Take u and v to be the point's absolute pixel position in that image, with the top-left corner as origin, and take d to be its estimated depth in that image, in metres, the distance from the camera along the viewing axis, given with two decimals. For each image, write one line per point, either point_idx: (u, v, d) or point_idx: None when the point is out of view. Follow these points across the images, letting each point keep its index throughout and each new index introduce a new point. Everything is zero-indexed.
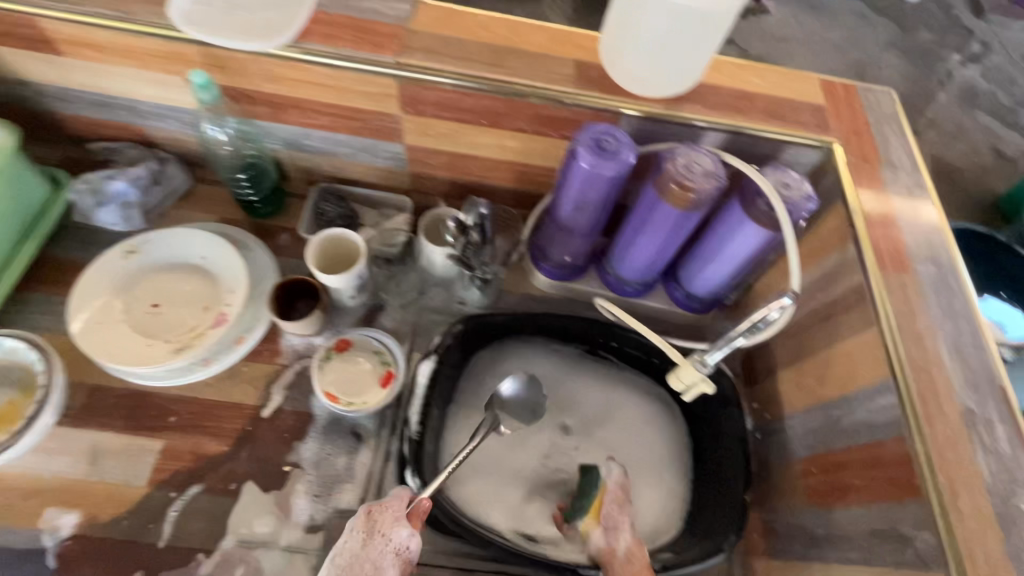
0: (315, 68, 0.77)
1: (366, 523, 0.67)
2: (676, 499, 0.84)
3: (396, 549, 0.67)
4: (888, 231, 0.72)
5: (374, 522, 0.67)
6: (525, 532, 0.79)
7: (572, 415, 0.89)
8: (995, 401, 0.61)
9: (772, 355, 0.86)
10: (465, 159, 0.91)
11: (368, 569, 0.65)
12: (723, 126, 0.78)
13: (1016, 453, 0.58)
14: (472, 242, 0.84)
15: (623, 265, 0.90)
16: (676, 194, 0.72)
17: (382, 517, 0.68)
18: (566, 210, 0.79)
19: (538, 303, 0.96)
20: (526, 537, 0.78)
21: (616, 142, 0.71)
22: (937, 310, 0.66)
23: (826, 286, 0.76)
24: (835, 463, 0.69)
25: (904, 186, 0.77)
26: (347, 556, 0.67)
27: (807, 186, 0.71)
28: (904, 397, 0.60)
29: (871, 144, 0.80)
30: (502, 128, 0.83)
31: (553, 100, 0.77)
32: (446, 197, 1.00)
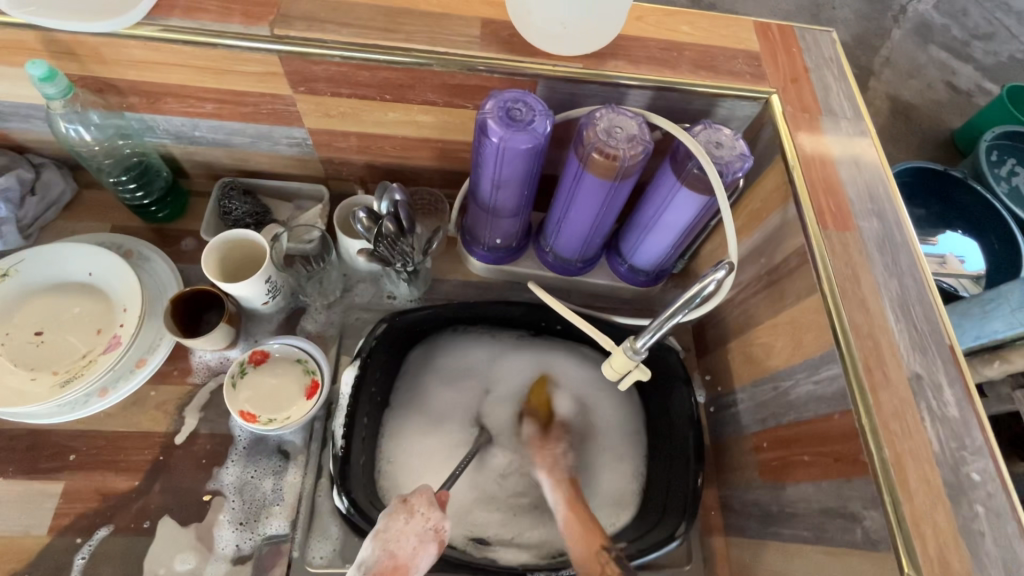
0: (181, 49, 0.67)
1: (403, 511, 0.61)
2: (631, 479, 0.80)
3: (436, 526, 0.61)
4: (830, 186, 0.66)
5: (411, 501, 0.62)
6: (474, 536, 0.75)
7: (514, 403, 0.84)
8: (943, 362, 0.57)
9: (721, 325, 0.82)
10: (377, 140, 0.82)
11: (410, 546, 0.59)
12: (649, 82, 0.71)
13: (965, 416, 0.54)
14: (386, 233, 0.74)
15: (560, 242, 0.83)
16: (601, 162, 0.65)
17: (418, 501, 0.62)
18: (485, 189, 0.72)
19: (476, 290, 0.91)
20: (476, 542, 0.74)
21: (528, 110, 0.63)
22: (882, 269, 0.62)
23: (769, 250, 0.71)
24: (785, 438, 0.65)
25: (845, 135, 0.71)
26: (383, 537, 0.59)
27: (741, 142, 0.65)
28: (848, 369, 0.56)
29: (810, 91, 0.74)
30: (410, 102, 0.75)
31: (459, 66, 0.69)
32: (365, 182, 0.91)
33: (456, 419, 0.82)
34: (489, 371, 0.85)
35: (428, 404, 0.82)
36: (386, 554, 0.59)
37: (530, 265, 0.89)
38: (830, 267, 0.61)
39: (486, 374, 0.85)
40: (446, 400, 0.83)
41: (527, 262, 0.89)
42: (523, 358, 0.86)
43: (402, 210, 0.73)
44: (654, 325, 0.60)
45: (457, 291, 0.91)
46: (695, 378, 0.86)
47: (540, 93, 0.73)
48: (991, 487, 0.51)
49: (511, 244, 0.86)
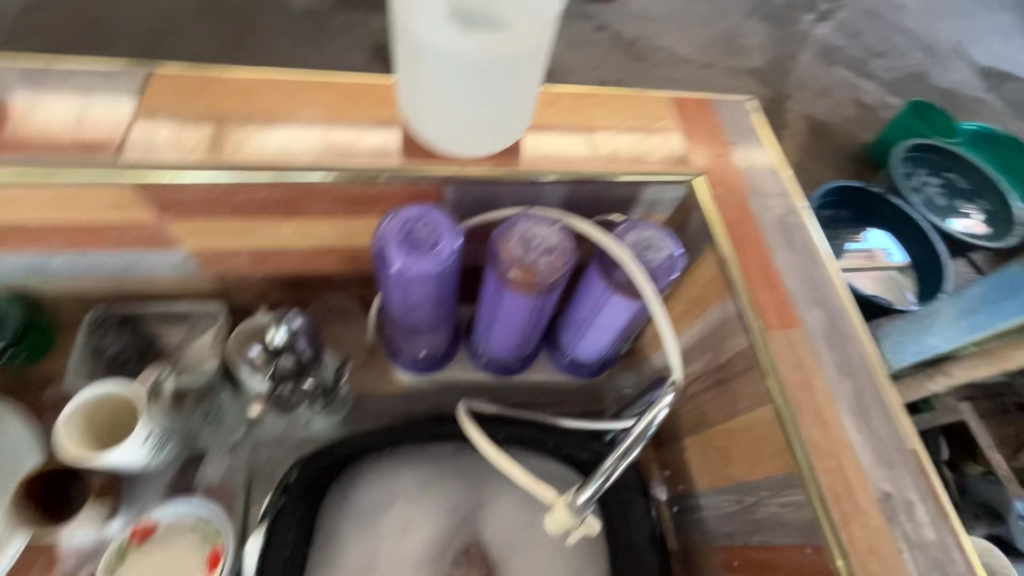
0: (8, 188, 0.56)
1: None
2: None
3: None
4: (768, 275, 0.62)
5: None
6: None
7: (449, 535, 0.76)
8: (911, 474, 0.52)
9: (674, 418, 0.75)
10: (272, 254, 0.72)
11: None
12: (565, 176, 0.65)
13: (942, 538, 0.49)
14: (282, 371, 0.65)
15: (492, 346, 0.75)
16: (518, 279, 0.57)
17: None
18: (396, 311, 0.63)
19: (406, 401, 0.81)
20: None
21: (431, 229, 0.55)
22: (833, 368, 0.57)
23: (715, 345, 0.65)
24: (758, 562, 0.59)
25: (776, 213, 0.67)
26: None
27: (670, 242, 0.59)
28: (814, 499, 0.50)
29: (736, 168, 0.70)
30: (302, 216, 0.66)
31: (350, 177, 0.61)
32: (266, 295, 0.79)
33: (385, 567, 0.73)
34: (420, 498, 0.76)
35: (352, 554, 0.73)
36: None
37: (463, 368, 0.80)
38: (779, 375, 0.56)
39: (417, 502, 0.76)
40: (371, 546, 0.73)
41: (459, 365, 0.80)
42: (457, 476, 0.78)
43: (299, 342, 0.65)
44: (603, 471, 0.54)
45: (385, 408, 0.79)
46: (654, 474, 0.78)
47: (450, 195, 0.65)
48: None
49: (439, 351, 0.77)
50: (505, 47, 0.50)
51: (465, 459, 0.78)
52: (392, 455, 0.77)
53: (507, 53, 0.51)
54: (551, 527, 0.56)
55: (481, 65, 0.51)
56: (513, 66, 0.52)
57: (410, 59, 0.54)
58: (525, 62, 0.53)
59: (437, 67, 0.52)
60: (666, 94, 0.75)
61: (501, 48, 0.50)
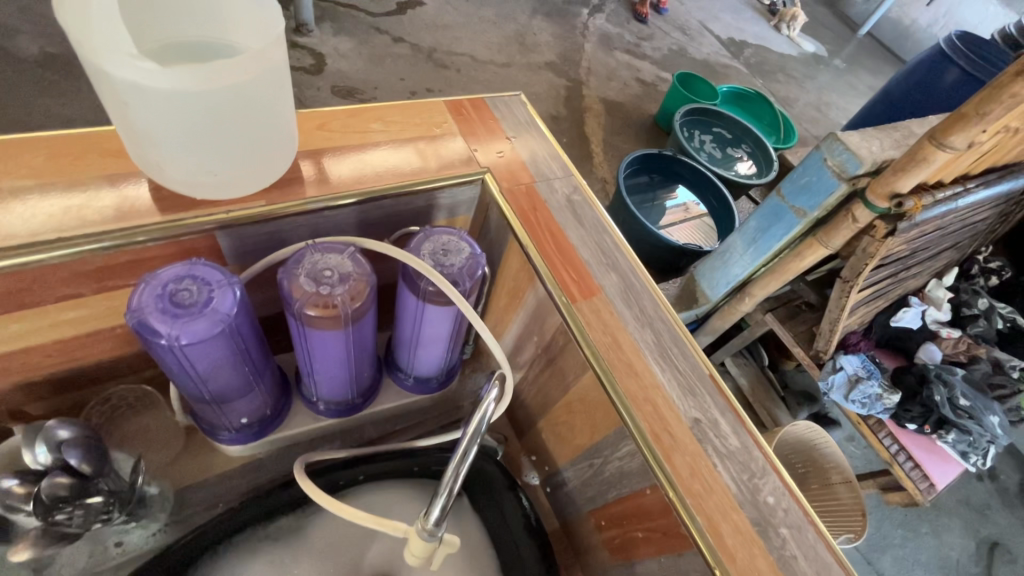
0: None
1: None
2: None
3: None
4: (564, 252, 0.66)
5: None
6: None
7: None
8: (711, 396, 0.59)
9: (526, 406, 0.77)
10: (14, 359, 0.58)
11: None
12: (349, 197, 0.62)
13: (744, 442, 0.57)
14: (54, 497, 0.51)
15: (324, 389, 0.70)
16: (318, 316, 0.54)
17: None
18: (190, 384, 0.55)
19: (245, 476, 0.72)
20: None
21: (201, 286, 0.49)
22: (634, 323, 0.63)
23: (538, 329, 0.68)
24: (617, 515, 0.63)
25: (562, 193, 0.72)
26: None
27: (467, 242, 0.61)
28: (641, 445, 0.55)
29: (521, 162, 0.73)
30: (39, 305, 0.54)
31: (92, 247, 0.51)
32: (23, 408, 0.64)
33: None
34: None
35: None
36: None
37: (303, 422, 0.72)
38: (590, 341, 0.60)
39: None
40: None
41: (297, 420, 0.72)
42: (320, 555, 0.70)
43: (70, 454, 0.52)
44: (447, 482, 0.52)
45: (218, 491, 0.70)
46: (523, 463, 0.80)
47: (225, 242, 0.59)
48: (785, 503, 0.54)
49: (265, 412, 0.69)
50: (234, 72, 0.46)
51: (319, 530, 0.71)
52: (229, 555, 0.66)
53: (240, 76, 0.46)
54: (410, 557, 0.54)
55: (212, 95, 0.46)
56: (251, 90, 0.48)
57: (114, 101, 0.45)
58: (262, 84, 0.49)
59: (154, 105, 0.44)
60: (440, 100, 0.77)
61: (231, 74, 0.46)
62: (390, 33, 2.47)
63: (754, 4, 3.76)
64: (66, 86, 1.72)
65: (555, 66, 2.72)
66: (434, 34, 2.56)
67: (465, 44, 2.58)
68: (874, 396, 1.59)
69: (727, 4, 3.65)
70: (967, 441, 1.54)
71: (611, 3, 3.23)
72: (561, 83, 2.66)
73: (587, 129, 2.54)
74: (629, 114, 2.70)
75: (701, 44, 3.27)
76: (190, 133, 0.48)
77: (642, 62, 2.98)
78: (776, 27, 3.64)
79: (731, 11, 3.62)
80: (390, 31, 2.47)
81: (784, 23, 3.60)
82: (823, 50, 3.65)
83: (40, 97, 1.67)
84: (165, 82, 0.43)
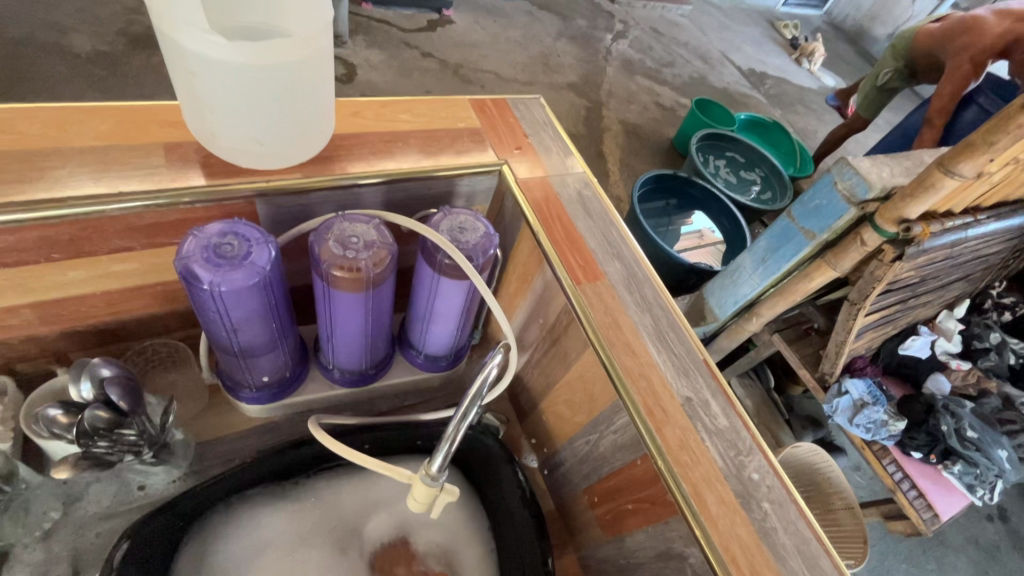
0: None
1: None
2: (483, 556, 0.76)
3: None
4: (571, 239, 0.71)
5: None
6: None
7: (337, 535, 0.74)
8: (703, 378, 0.63)
9: (529, 390, 0.81)
10: (66, 306, 0.64)
11: None
12: (377, 177, 0.67)
13: (732, 422, 0.60)
14: (93, 427, 0.56)
15: (341, 357, 0.74)
16: (343, 277, 0.59)
17: None
18: (223, 333, 0.61)
19: (262, 435, 0.76)
20: None
21: (241, 242, 0.55)
22: (634, 307, 0.67)
23: (544, 311, 0.72)
24: (611, 489, 0.66)
25: (573, 187, 0.77)
26: None
27: (483, 223, 0.66)
28: (635, 416, 0.58)
29: (536, 155, 0.79)
30: (94, 255, 0.60)
31: (146, 203, 0.57)
32: (66, 354, 0.69)
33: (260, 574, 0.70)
34: (289, 538, 0.72)
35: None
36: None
37: (317, 389, 0.76)
38: (591, 320, 0.64)
39: (283, 543, 0.71)
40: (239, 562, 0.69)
41: (313, 386, 0.76)
42: (322, 508, 0.74)
43: (111, 390, 0.57)
44: (449, 437, 0.55)
45: (235, 447, 0.74)
46: (523, 445, 0.83)
47: (263, 210, 0.65)
48: (769, 480, 0.57)
49: (285, 374, 0.74)
50: (287, 51, 0.52)
51: (328, 491, 0.75)
52: (244, 505, 0.70)
53: (292, 57, 0.53)
54: (412, 505, 0.59)
55: (267, 71, 0.52)
56: (299, 69, 0.55)
57: (184, 72, 0.53)
58: (311, 65, 0.56)
59: (217, 76, 0.52)
60: (466, 98, 0.83)
61: (284, 52, 0.52)
62: (419, 48, 2.58)
63: (777, 38, 3.84)
64: (113, 82, 1.83)
65: (577, 86, 2.81)
66: (462, 51, 2.67)
67: (490, 62, 2.68)
68: (878, 421, 1.58)
69: (750, 37, 3.74)
70: (972, 474, 1.51)
71: (635, 30, 3.33)
72: (582, 103, 2.74)
73: (605, 148, 2.61)
74: (646, 136, 2.77)
75: (722, 73, 3.35)
76: (247, 106, 0.55)
77: (662, 87, 3.06)
78: (796, 61, 3.71)
79: (753, 42, 3.70)
80: (420, 46, 2.58)
81: (805, 57, 3.67)
82: (843, 84, 3.69)
83: (89, 90, 1.78)
84: (229, 54, 0.50)
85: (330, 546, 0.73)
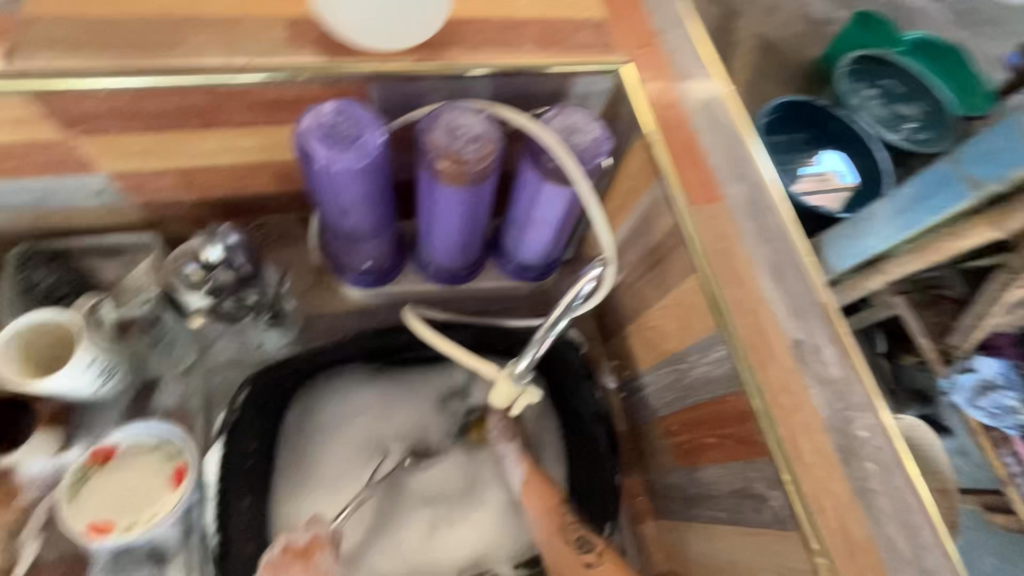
0: None
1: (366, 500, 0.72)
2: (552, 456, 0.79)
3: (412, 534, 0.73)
4: (691, 154, 0.64)
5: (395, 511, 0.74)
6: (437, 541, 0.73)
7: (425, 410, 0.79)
8: (820, 323, 0.56)
9: (618, 312, 0.79)
10: (200, 175, 0.69)
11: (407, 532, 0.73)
12: (489, 68, 0.63)
13: (846, 374, 0.54)
14: (220, 285, 0.64)
15: (436, 254, 0.75)
16: (448, 170, 0.58)
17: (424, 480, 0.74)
18: (333, 214, 0.64)
19: (360, 318, 0.81)
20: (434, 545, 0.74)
21: (353, 123, 0.55)
22: (752, 236, 0.60)
23: (647, 230, 0.68)
24: (693, 420, 0.64)
25: (702, 95, 0.68)
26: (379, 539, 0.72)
27: (596, 125, 0.61)
28: (734, 350, 0.54)
29: (662, 56, 0.70)
30: (223, 126, 0.63)
31: (269, 76, 0.59)
32: (200, 220, 0.77)
33: (359, 431, 0.77)
34: (381, 407, 0.78)
35: (325, 427, 0.76)
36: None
37: (411, 282, 0.79)
38: (701, 244, 0.58)
39: (377, 410, 0.78)
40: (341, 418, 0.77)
41: (408, 279, 0.80)
42: (409, 388, 0.80)
43: (236, 255, 0.64)
44: (537, 341, 0.55)
45: (336, 324, 0.80)
46: (604, 365, 0.82)
47: (374, 95, 0.64)
48: (878, 441, 0.52)
49: (384, 263, 0.77)
50: None
51: (415, 375, 0.81)
52: (341, 376, 0.78)
53: None
54: (494, 400, 0.62)
55: None
56: None
57: None
58: None
59: None
60: None
61: None
62: None
63: None
64: None
65: None
66: None
67: None
68: None
69: None
70: None
71: None
72: None
73: None
74: None
75: None
76: None
77: None
78: None
79: None
80: None
81: None
82: None
83: None
84: None
85: (416, 423, 0.78)
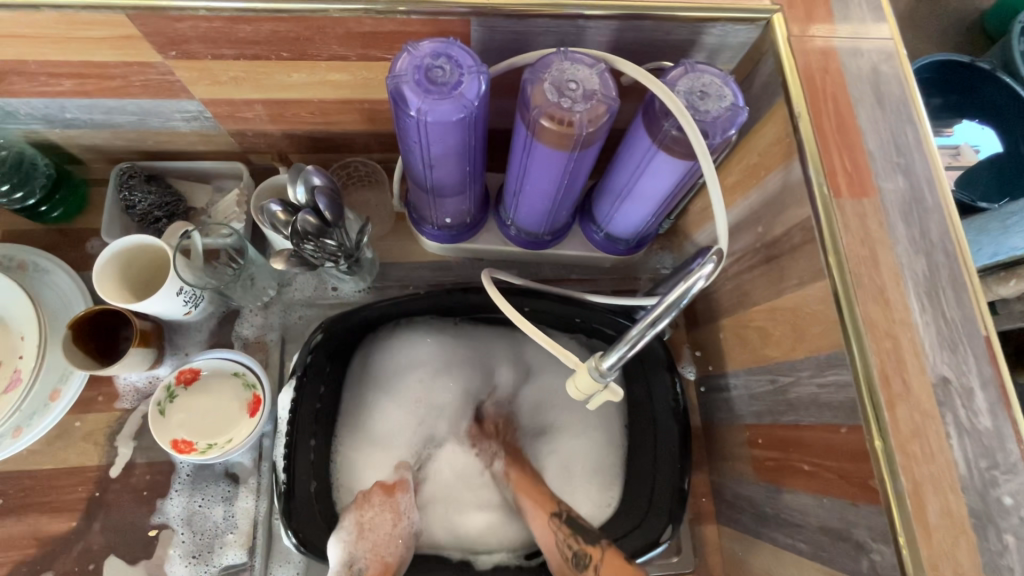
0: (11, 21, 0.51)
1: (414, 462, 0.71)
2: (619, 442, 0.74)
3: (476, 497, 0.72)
4: (843, 133, 0.52)
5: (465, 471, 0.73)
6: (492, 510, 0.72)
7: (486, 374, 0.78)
8: (976, 360, 0.47)
9: (712, 301, 0.71)
10: (289, 108, 0.66)
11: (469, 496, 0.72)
12: (613, 8, 0.53)
13: (998, 426, 0.45)
14: (304, 229, 0.60)
15: (521, 215, 0.70)
16: (552, 129, 0.51)
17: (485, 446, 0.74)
18: (420, 165, 0.59)
19: (435, 272, 0.78)
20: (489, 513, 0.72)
21: (453, 68, 0.48)
22: (905, 243, 0.50)
23: (768, 218, 0.58)
24: (786, 439, 0.57)
25: (868, 57, 0.55)
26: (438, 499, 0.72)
27: (732, 89, 0.51)
28: (861, 378, 0.46)
29: (825, 3, 0.57)
30: (314, 59, 0.59)
31: (365, 7, 0.52)
32: (285, 153, 0.76)
33: (419, 387, 0.75)
34: (444, 365, 0.76)
35: (386, 380, 0.75)
36: (377, 559, 0.62)
37: (491, 241, 0.75)
38: (840, 246, 0.49)
39: (440, 367, 0.76)
40: (401, 372, 0.75)
41: (488, 238, 0.75)
42: (476, 349, 0.78)
43: (319, 199, 0.60)
44: (630, 338, 0.49)
45: (410, 275, 0.78)
46: (685, 354, 0.76)
47: (476, 33, 0.56)
48: None
49: (465, 219, 0.72)
50: None
51: (484, 337, 0.78)
52: (409, 328, 0.76)
53: None
54: (573, 391, 0.57)
55: None
56: None
57: None
58: None
59: None
60: None
61: None
62: None
63: None
64: None
65: None
66: None
67: None
68: None
69: None
70: None
71: None
72: None
73: None
74: None
75: None
76: None
77: None
78: None
79: None
80: None
81: None
82: None
83: None
84: None
85: (480, 387, 0.77)
